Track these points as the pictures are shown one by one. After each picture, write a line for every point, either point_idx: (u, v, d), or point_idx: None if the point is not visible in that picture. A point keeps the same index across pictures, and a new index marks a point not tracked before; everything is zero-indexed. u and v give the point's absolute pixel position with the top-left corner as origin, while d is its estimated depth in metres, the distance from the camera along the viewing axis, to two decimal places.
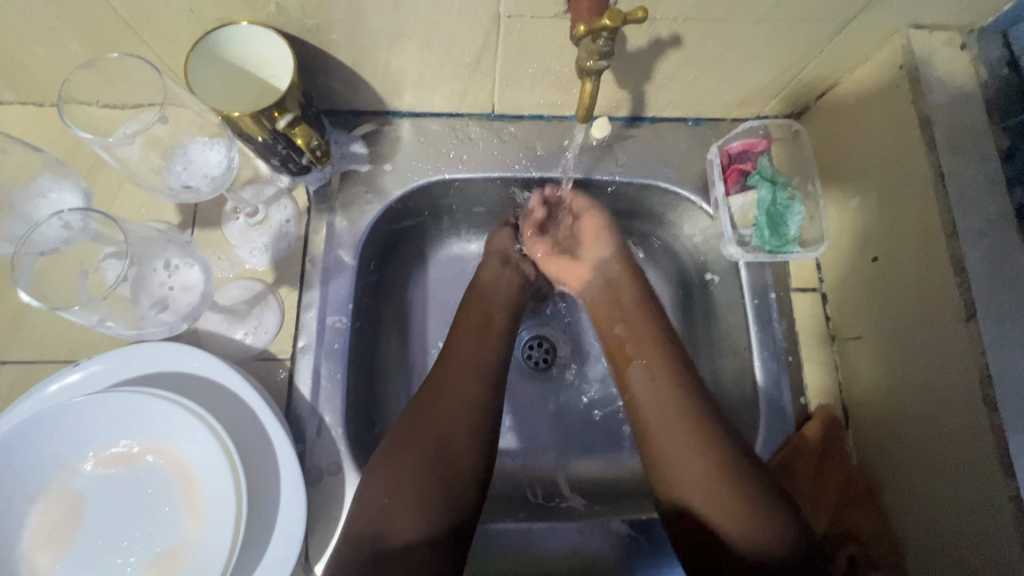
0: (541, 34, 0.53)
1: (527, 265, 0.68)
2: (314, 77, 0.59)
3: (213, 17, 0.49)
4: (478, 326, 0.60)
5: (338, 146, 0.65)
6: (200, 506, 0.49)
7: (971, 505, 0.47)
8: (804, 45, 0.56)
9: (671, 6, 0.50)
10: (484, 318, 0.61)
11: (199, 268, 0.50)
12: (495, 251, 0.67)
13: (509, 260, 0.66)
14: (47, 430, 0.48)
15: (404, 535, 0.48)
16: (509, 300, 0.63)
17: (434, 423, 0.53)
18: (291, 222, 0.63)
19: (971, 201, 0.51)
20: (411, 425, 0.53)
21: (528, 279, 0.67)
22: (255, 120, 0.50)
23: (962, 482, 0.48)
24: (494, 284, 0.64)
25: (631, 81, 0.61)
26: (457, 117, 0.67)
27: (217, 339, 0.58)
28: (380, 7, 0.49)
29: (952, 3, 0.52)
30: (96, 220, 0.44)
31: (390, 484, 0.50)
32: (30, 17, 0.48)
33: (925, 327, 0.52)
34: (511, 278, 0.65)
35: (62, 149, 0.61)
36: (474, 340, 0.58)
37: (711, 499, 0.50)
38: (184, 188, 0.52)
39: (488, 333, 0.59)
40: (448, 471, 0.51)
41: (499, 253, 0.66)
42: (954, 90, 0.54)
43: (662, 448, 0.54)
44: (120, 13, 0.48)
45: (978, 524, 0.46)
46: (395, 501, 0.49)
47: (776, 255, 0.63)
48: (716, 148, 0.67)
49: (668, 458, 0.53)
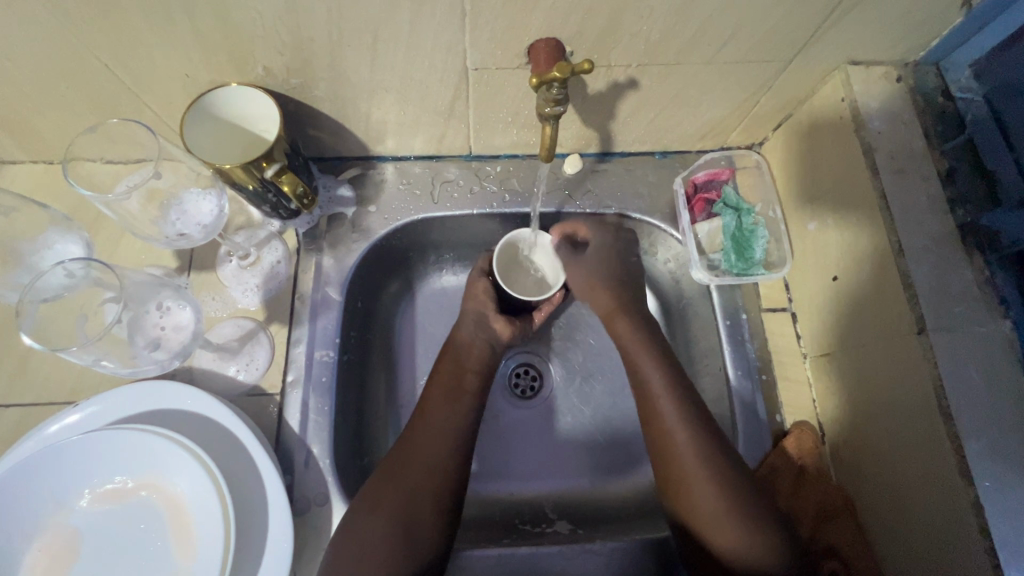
0: (507, 82, 0.58)
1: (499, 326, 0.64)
2: (302, 129, 0.64)
3: (207, 80, 0.54)
4: (448, 391, 0.59)
5: (326, 190, 0.69)
6: (191, 539, 0.51)
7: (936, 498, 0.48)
8: (752, 83, 0.61)
9: (623, 53, 0.54)
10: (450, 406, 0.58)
11: (190, 309, 0.54)
12: (470, 309, 0.64)
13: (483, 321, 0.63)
14: (46, 467, 0.50)
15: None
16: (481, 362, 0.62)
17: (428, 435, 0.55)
18: (282, 263, 0.66)
19: (916, 221, 0.54)
20: (393, 473, 0.53)
21: (499, 340, 0.64)
22: (245, 171, 0.54)
23: (918, 479, 0.50)
24: (466, 347, 0.62)
25: (596, 121, 0.65)
26: (437, 159, 0.72)
27: (210, 376, 0.61)
28: (358, 66, 0.54)
29: (884, 41, 0.56)
30: (97, 267, 0.48)
31: (351, 543, 0.49)
32: (41, 88, 0.53)
33: (884, 340, 0.54)
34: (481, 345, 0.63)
35: (69, 202, 0.65)
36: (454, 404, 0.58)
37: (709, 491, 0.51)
38: (178, 236, 0.56)
39: (467, 402, 0.58)
40: (421, 524, 0.51)
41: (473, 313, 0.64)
42: (893, 118, 0.58)
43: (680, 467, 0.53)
44: (124, 80, 0.53)
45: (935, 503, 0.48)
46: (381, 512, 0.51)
47: (742, 278, 0.66)
48: (682, 180, 0.71)
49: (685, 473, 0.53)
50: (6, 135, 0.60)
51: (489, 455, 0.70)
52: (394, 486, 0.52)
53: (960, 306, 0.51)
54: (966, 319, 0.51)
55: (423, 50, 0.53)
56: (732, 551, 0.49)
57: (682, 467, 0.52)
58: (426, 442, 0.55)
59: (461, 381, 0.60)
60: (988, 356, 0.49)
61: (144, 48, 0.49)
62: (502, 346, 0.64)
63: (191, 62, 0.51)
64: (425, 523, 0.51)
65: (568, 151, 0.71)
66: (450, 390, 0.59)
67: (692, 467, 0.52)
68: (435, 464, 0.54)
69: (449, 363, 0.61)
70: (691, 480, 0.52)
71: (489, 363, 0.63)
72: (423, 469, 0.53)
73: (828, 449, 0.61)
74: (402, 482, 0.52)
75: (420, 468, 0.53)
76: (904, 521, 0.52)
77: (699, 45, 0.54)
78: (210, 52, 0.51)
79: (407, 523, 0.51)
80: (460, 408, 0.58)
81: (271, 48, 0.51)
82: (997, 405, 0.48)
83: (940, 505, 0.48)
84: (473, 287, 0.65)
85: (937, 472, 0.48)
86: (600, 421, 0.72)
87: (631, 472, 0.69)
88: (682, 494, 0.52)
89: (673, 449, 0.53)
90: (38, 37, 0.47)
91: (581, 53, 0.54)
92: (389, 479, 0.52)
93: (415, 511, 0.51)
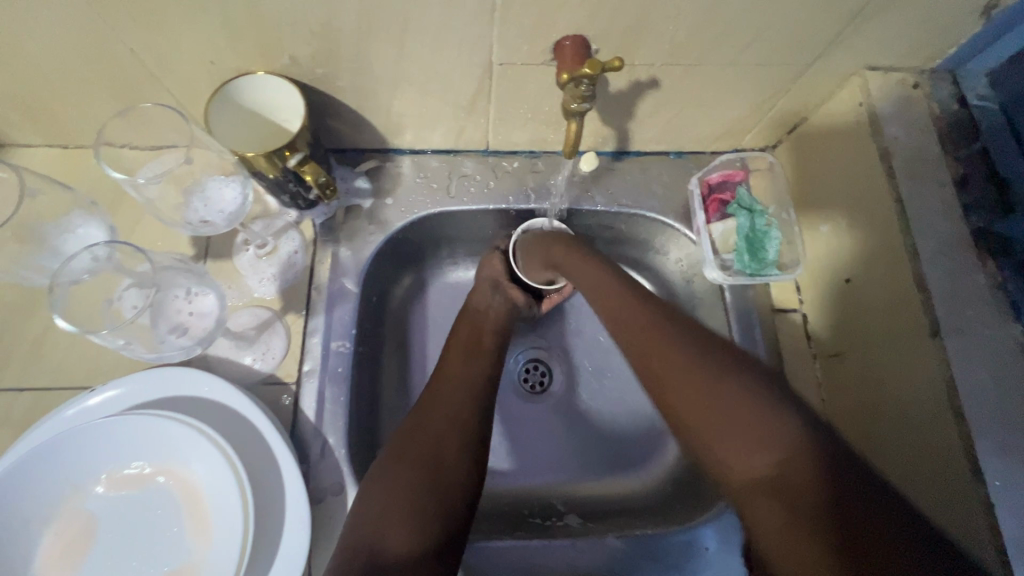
0: (530, 78, 0.58)
1: (515, 291, 0.68)
2: (323, 119, 0.64)
3: (232, 68, 0.54)
4: (466, 352, 0.61)
5: (343, 182, 0.69)
6: (209, 524, 0.51)
7: (949, 482, 0.49)
8: (772, 86, 0.61)
9: (648, 53, 0.55)
10: (466, 373, 0.58)
11: (214, 296, 0.54)
12: (485, 277, 0.68)
13: (499, 286, 0.67)
14: (64, 451, 0.50)
15: (396, 551, 0.45)
16: (497, 326, 0.64)
17: (446, 389, 0.57)
18: (299, 253, 0.66)
19: (930, 225, 0.55)
20: (414, 430, 0.53)
21: (516, 305, 0.67)
22: (268, 159, 0.54)
23: (933, 470, 0.51)
24: (482, 311, 0.65)
25: (615, 120, 0.66)
26: (454, 153, 0.72)
27: (225, 364, 0.61)
28: (384, 58, 0.54)
29: (902, 47, 0.57)
30: (120, 251, 0.48)
31: (377, 499, 0.49)
32: (66, 71, 0.53)
33: (897, 340, 0.55)
34: (498, 304, 0.66)
35: (85, 186, 0.65)
36: (470, 366, 0.59)
37: (689, 382, 0.49)
38: (202, 223, 0.57)
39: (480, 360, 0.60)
40: (447, 473, 0.51)
41: (489, 279, 0.68)
42: (909, 123, 0.59)
43: (658, 372, 0.51)
44: (149, 65, 0.53)
45: (948, 490, 0.49)
46: (401, 467, 0.51)
47: (755, 278, 0.67)
48: (696, 180, 0.71)
49: (681, 407, 0.49)
50: (25, 117, 0.59)
51: (498, 449, 0.70)
52: (417, 437, 0.53)
53: (972, 310, 0.52)
54: (978, 322, 0.52)
55: (450, 43, 0.53)
56: (749, 459, 0.44)
57: (657, 366, 0.51)
58: (445, 398, 0.56)
59: (479, 339, 0.62)
60: (1000, 360, 0.50)
61: (172, 34, 0.49)
62: (517, 311, 0.67)
63: (218, 49, 0.51)
64: (450, 473, 0.51)
65: (585, 149, 0.71)
66: (469, 351, 0.61)
67: (666, 372, 0.50)
68: (453, 415, 0.54)
69: (466, 327, 0.64)
70: (668, 375, 0.50)
71: (505, 323, 0.65)
72: (446, 418, 0.54)
73: None
74: (421, 437, 0.52)
75: (439, 420, 0.54)
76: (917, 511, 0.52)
77: (723, 46, 0.55)
78: (239, 40, 0.51)
79: (433, 471, 0.50)
80: (479, 366, 0.59)
81: (299, 38, 0.51)
82: (1008, 406, 0.49)
83: (950, 500, 0.49)
84: (489, 265, 0.69)
85: (950, 457, 0.49)
86: (608, 417, 0.73)
87: (639, 469, 0.70)
88: (660, 389, 0.51)
89: (670, 385, 0.50)
90: (67, 19, 0.47)
91: (606, 51, 0.55)
92: (410, 436, 0.53)
93: (436, 461, 0.51)
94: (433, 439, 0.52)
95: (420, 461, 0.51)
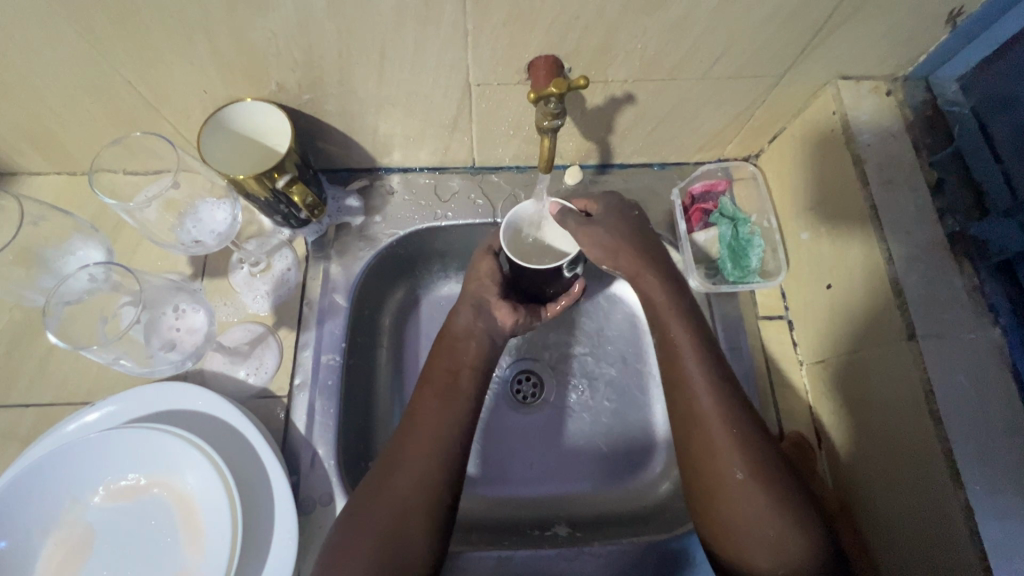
0: (509, 96, 0.60)
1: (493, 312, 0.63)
2: (312, 142, 0.66)
3: (223, 96, 0.57)
4: (442, 391, 0.57)
5: (334, 201, 0.72)
6: (200, 535, 0.52)
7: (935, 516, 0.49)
8: (748, 97, 0.63)
9: (619, 69, 0.57)
10: (450, 378, 0.58)
11: (204, 313, 0.57)
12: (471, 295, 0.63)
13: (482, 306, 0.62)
14: (63, 463, 0.52)
15: None
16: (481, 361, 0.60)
17: (426, 437, 0.54)
18: (292, 270, 0.69)
19: (904, 230, 0.56)
20: (378, 486, 0.51)
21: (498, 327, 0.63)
22: (258, 181, 0.57)
23: (913, 476, 0.51)
24: (469, 345, 0.60)
25: (596, 134, 0.67)
26: (441, 170, 0.74)
27: (219, 378, 0.63)
28: (367, 84, 0.57)
29: (873, 57, 0.58)
30: (116, 272, 0.51)
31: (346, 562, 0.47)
32: (70, 104, 0.57)
33: (875, 350, 0.55)
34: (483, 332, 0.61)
35: (89, 211, 0.68)
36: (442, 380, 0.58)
37: (726, 471, 0.50)
38: (194, 242, 0.59)
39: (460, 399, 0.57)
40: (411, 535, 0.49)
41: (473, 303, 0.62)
42: (883, 130, 0.60)
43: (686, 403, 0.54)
44: (145, 96, 0.56)
45: (926, 499, 0.49)
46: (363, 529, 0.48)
47: (737, 287, 0.68)
48: (678, 191, 0.72)
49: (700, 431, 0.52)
50: (34, 146, 0.63)
51: (489, 458, 0.71)
52: (380, 496, 0.50)
53: (949, 313, 0.52)
54: (955, 326, 0.52)
55: (427, 67, 0.55)
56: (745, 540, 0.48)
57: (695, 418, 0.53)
58: (408, 464, 0.52)
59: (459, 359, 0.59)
60: (976, 361, 0.51)
61: (166, 66, 0.52)
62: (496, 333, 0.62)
63: (209, 79, 0.54)
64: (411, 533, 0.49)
65: (567, 164, 0.73)
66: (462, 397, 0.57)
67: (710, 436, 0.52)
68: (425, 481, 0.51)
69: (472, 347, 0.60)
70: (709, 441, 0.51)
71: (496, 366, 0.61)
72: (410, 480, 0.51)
73: (825, 456, 0.61)
74: (388, 491, 0.50)
75: (407, 479, 0.51)
76: (901, 519, 0.52)
77: (693, 61, 0.56)
78: (228, 70, 0.53)
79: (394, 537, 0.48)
80: (463, 422, 0.56)
81: (285, 66, 0.54)
82: (985, 407, 0.49)
83: (931, 507, 0.49)
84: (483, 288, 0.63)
85: (928, 462, 0.49)
86: (600, 429, 0.73)
87: (630, 479, 0.71)
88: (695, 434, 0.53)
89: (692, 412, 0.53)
90: (71, 55, 0.50)
91: (579, 69, 0.56)
92: (374, 492, 0.51)
93: (402, 517, 0.49)
94: (384, 505, 0.49)
95: (383, 527, 0.48)
